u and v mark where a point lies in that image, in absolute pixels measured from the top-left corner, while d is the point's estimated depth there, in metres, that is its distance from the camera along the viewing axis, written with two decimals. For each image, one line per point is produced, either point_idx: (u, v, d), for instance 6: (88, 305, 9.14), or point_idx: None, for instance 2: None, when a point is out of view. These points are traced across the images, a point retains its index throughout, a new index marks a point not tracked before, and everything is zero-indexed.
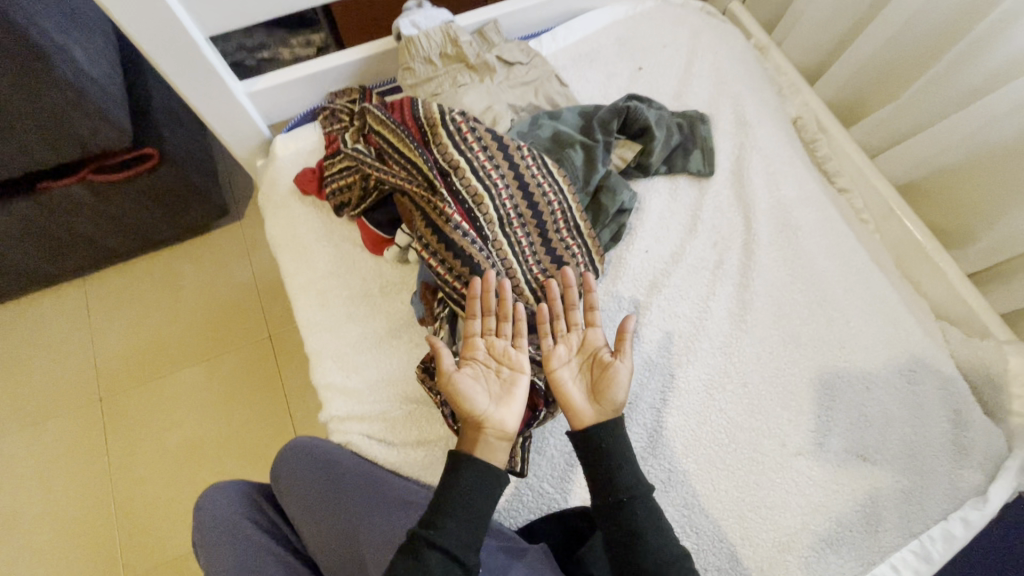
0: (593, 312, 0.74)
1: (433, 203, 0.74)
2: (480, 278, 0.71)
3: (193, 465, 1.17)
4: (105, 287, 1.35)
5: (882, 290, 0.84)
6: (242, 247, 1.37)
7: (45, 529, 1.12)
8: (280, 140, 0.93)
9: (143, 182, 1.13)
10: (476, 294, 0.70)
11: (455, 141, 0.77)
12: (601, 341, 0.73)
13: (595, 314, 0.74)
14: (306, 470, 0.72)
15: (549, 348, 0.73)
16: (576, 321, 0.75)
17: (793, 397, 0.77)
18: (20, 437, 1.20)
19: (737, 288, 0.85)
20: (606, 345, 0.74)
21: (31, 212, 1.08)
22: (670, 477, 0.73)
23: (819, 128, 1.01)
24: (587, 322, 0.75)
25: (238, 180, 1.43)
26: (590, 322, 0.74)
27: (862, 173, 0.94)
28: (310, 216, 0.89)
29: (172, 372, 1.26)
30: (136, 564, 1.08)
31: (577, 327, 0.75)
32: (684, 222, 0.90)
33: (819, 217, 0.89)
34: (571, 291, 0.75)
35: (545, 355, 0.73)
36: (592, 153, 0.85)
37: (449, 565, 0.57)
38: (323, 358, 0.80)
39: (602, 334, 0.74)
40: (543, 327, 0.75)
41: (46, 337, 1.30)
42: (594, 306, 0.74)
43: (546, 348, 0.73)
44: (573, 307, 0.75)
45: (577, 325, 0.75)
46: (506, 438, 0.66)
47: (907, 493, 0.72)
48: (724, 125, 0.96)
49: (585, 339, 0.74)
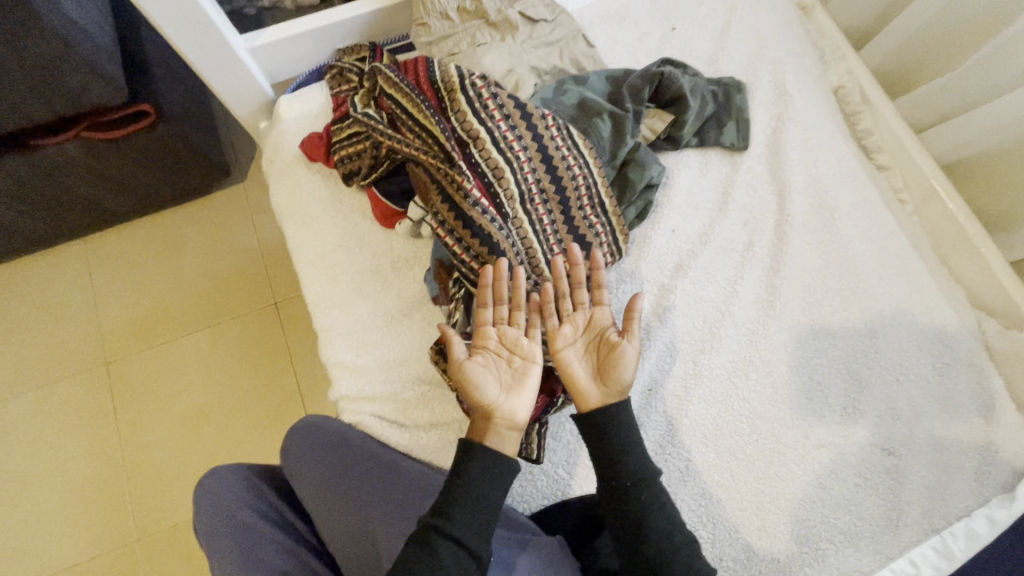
0: (601, 291, 0.71)
1: (451, 176, 0.70)
2: (494, 265, 0.68)
3: (200, 432, 1.16)
4: (104, 249, 1.31)
5: (920, 277, 0.79)
6: (245, 211, 1.33)
7: (57, 490, 1.13)
8: (284, 101, 0.87)
9: (140, 141, 1.08)
10: (487, 283, 0.67)
11: (474, 109, 0.71)
12: (608, 320, 0.70)
13: (603, 292, 0.71)
14: (315, 455, 0.70)
15: (554, 328, 0.70)
16: (583, 299, 0.71)
17: (819, 386, 0.74)
18: (29, 399, 1.19)
19: (767, 273, 0.80)
20: (613, 324, 0.71)
21: (24, 170, 1.03)
22: (688, 466, 0.71)
23: (862, 99, 0.92)
24: (594, 300, 0.71)
25: (241, 140, 1.37)
26: (597, 300, 0.71)
27: (905, 148, 0.87)
28: (317, 184, 0.84)
29: (176, 338, 1.23)
30: (147, 527, 1.10)
31: (583, 306, 0.71)
32: (713, 199, 0.85)
33: (857, 197, 0.84)
34: (577, 268, 0.71)
35: (550, 335, 0.70)
36: (620, 124, 0.79)
37: (463, 557, 0.56)
38: (332, 336, 0.77)
39: (609, 313, 0.70)
40: (548, 307, 0.70)
41: (47, 299, 1.27)
42: (603, 283, 0.70)
43: (551, 328, 0.70)
44: (580, 285, 0.71)
45: (583, 304, 0.71)
46: (517, 428, 0.64)
47: (930, 488, 0.69)
48: (762, 94, 0.90)
49: (591, 319, 0.71)
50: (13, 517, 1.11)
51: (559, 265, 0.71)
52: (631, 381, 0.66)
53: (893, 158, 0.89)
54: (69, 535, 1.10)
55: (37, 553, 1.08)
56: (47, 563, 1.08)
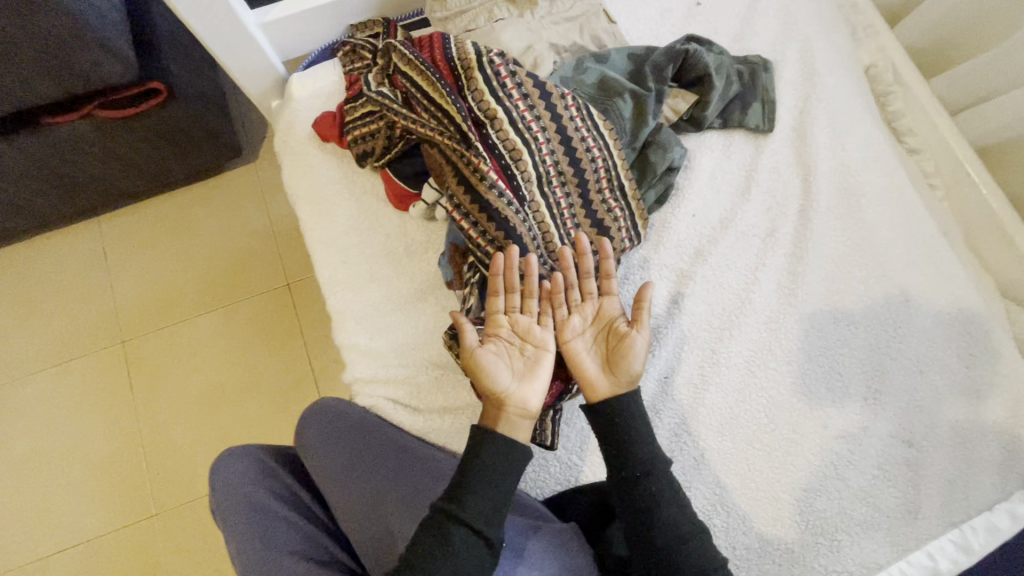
0: (610, 280, 0.69)
1: (467, 158, 0.68)
2: (505, 253, 0.67)
3: (215, 410, 1.18)
4: (119, 228, 1.31)
5: (948, 264, 0.76)
6: (257, 191, 1.32)
7: (77, 464, 1.15)
8: (296, 79, 0.85)
9: (152, 120, 1.06)
10: (498, 271, 0.65)
11: (492, 87, 0.69)
12: (617, 310, 0.69)
13: (612, 281, 0.69)
14: (330, 437, 0.70)
15: (563, 318, 0.69)
16: (592, 289, 0.70)
17: (839, 375, 0.72)
18: (49, 376, 1.21)
19: (790, 259, 0.78)
20: (623, 313, 0.70)
21: (37, 148, 1.03)
22: (703, 454, 0.70)
23: (895, 79, 0.89)
24: (603, 289, 0.70)
25: (252, 119, 1.35)
26: (606, 290, 0.70)
27: (938, 130, 0.84)
28: (330, 165, 0.83)
29: (190, 318, 1.24)
30: (165, 501, 1.12)
31: (591, 296, 0.70)
32: (736, 183, 0.82)
33: (886, 181, 0.81)
34: (585, 260, 0.70)
35: (558, 325, 0.69)
36: (642, 104, 0.77)
37: (475, 541, 0.56)
38: (346, 319, 0.76)
39: (618, 302, 0.69)
40: (556, 298, 0.69)
41: (64, 278, 1.28)
42: (612, 273, 0.69)
43: (560, 318, 0.69)
44: (589, 274, 0.70)
45: (592, 293, 0.70)
46: (529, 416, 0.64)
47: (952, 482, 0.67)
48: (790, 74, 0.86)
49: (600, 309, 0.69)
50: (36, 489, 1.14)
51: (567, 255, 0.70)
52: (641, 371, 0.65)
53: (924, 141, 0.86)
54: (90, 508, 1.13)
55: (60, 524, 1.12)
56: (69, 534, 1.11)
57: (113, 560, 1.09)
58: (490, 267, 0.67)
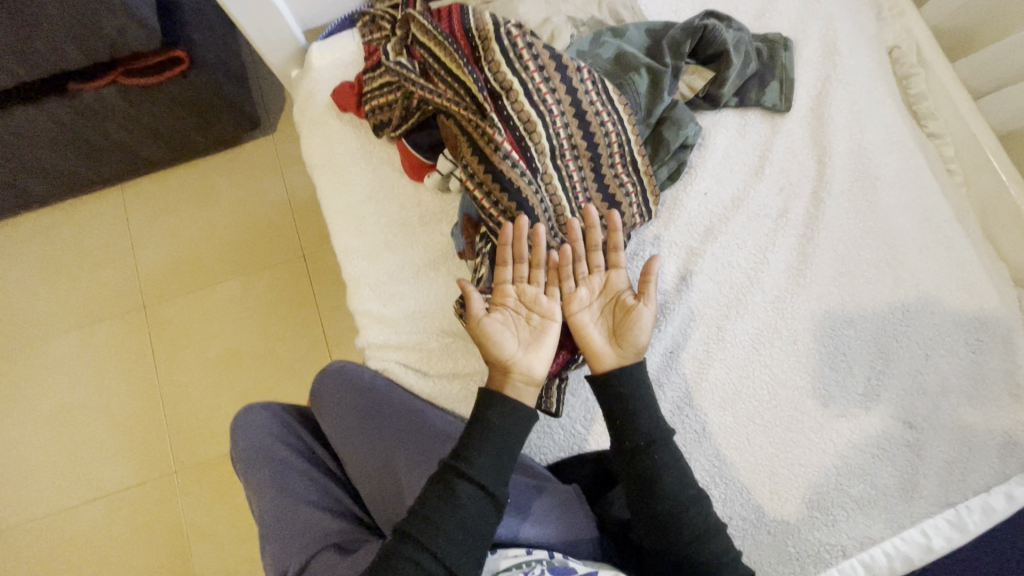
0: (617, 254, 0.70)
1: (482, 128, 0.68)
2: (513, 223, 0.68)
3: (232, 372, 1.22)
4: (141, 196, 1.34)
5: (962, 250, 0.76)
6: (275, 162, 1.34)
7: (101, 422, 1.21)
8: (316, 49, 0.87)
9: (174, 90, 1.08)
10: (506, 241, 0.67)
11: (509, 59, 0.70)
12: (624, 283, 0.70)
13: (620, 255, 0.70)
14: (343, 394, 0.74)
15: (570, 291, 0.70)
16: (599, 262, 0.71)
17: (844, 356, 0.73)
18: (75, 337, 1.26)
19: (800, 240, 0.78)
20: (629, 287, 0.71)
21: (64, 113, 1.06)
22: (704, 428, 0.72)
23: (918, 60, 0.87)
24: (610, 263, 0.71)
25: (271, 90, 1.37)
26: (614, 263, 0.71)
27: (960, 114, 0.82)
28: (347, 134, 0.84)
29: (209, 286, 1.28)
30: (185, 459, 1.17)
31: (598, 268, 0.71)
32: (750, 162, 0.82)
33: (902, 164, 0.80)
34: (593, 232, 0.71)
35: (565, 297, 0.70)
36: (658, 79, 0.76)
37: (480, 499, 0.58)
38: (361, 286, 0.79)
39: (625, 276, 0.70)
40: (564, 270, 0.70)
41: (88, 242, 1.32)
42: (619, 247, 0.70)
43: (567, 291, 0.70)
44: (596, 247, 0.71)
45: (599, 267, 0.71)
46: (533, 383, 0.66)
47: (949, 463, 0.68)
48: (810, 53, 0.86)
49: (607, 282, 0.71)
50: (63, 444, 1.20)
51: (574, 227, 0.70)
52: (647, 344, 0.67)
53: (946, 125, 0.84)
54: (113, 463, 1.18)
55: (85, 477, 1.17)
56: (93, 487, 1.17)
57: (136, 512, 1.15)
58: (499, 237, 0.68)
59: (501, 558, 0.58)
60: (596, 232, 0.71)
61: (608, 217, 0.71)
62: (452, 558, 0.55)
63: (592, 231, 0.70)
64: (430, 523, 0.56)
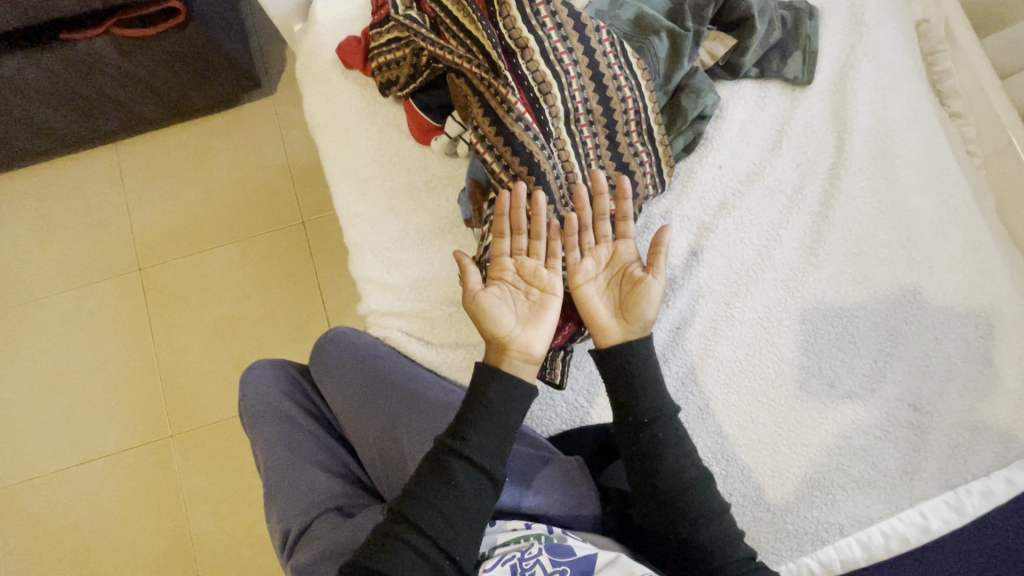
0: (624, 224, 0.67)
1: (495, 87, 0.66)
2: (509, 193, 0.66)
3: (229, 338, 1.20)
4: (135, 155, 1.31)
5: (978, 233, 0.74)
6: (275, 124, 1.30)
7: (97, 383, 1.20)
8: (321, 2, 0.84)
9: (170, 44, 1.04)
10: (502, 210, 0.65)
11: (525, 15, 0.67)
12: (632, 255, 0.67)
13: (628, 224, 0.67)
14: (344, 359, 0.72)
15: (575, 262, 0.67)
16: (606, 232, 0.67)
17: (852, 337, 0.72)
18: (70, 298, 1.24)
19: (814, 218, 0.77)
20: (638, 259, 0.67)
21: (57, 65, 1.02)
22: (708, 405, 0.71)
23: (946, 36, 0.84)
24: (618, 233, 0.67)
25: (271, 49, 1.32)
26: (621, 233, 0.67)
27: (986, 94, 0.80)
28: (353, 93, 0.81)
29: (206, 250, 1.25)
30: (181, 423, 1.17)
31: (605, 239, 0.68)
32: (768, 135, 0.80)
33: (923, 144, 0.78)
34: (600, 200, 0.67)
35: (570, 270, 0.67)
36: (678, 44, 0.74)
37: (478, 476, 0.57)
38: (363, 251, 0.77)
39: (634, 247, 0.67)
40: (569, 240, 0.67)
41: (81, 201, 1.29)
42: (628, 216, 0.67)
43: (571, 263, 0.67)
44: (604, 216, 0.67)
45: (606, 237, 0.68)
46: (532, 361, 0.63)
47: (952, 447, 0.68)
48: (835, 23, 0.83)
49: (615, 253, 0.67)
50: (59, 405, 1.19)
51: (583, 194, 0.67)
52: (654, 318, 0.64)
53: (969, 105, 0.82)
54: (109, 425, 1.17)
55: (80, 439, 1.17)
56: (89, 448, 1.16)
57: (132, 474, 1.15)
58: (494, 209, 0.66)
59: (499, 533, 0.59)
60: (603, 199, 0.67)
61: (617, 182, 0.68)
62: (446, 540, 0.54)
63: (598, 196, 0.66)
64: (423, 502, 0.55)
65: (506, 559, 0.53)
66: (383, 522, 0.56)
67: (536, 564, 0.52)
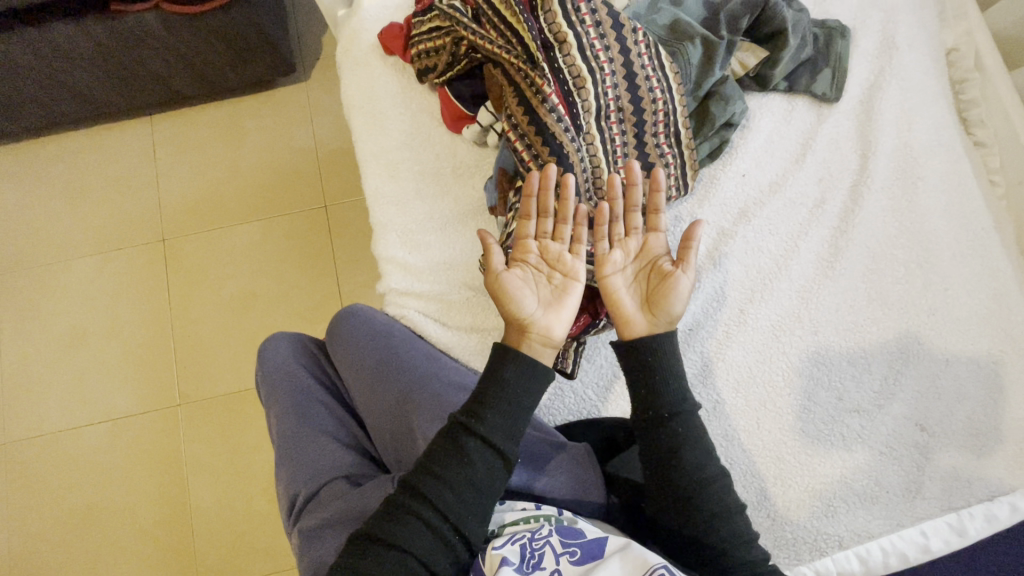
0: (657, 216, 0.68)
1: (531, 78, 0.68)
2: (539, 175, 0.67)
3: (244, 313, 1.23)
4: (169, 129, 1.34)
5: (997, 260, 0.74)
6: (306, 108, 1.33)
7: (112, 348, 1.22)
8: None
9: (215, 23, 1.08)
10: (531, 192, 0.66)
11: (566, 11, 0.69)
12: (662, 249, 0.68)
13: (659, 217, 0.68)
14: (361, 335, 0.74)
15: (604, 252, 0.68)
16: (637, 224, 0.69)
17: (863, 353, 0.72)
18: (94, 261, 1.27)
19: (834, 233, 0.78)
20: (667, 254, 0.69)
21: (105, 35, 1.06)
22: (716, 407, 0.72)
23: (975, 65, 0.85)
24: (649, 226, 0.69)
25: (309, 36, 1.36)
26: (652, 226, 0.69)
27: (1012, 124, 0.80)
28: (389, 78, 0.84)
29: (229, 226, 1.28)
30: (190, 393, 1.19)
31: (636, 231, 0.69)
32: (792, 149, 0.81)
33: (947, 169, 0.78)
34: (634, 190, 0.68)
35: (598, 259, 0.68)
36: (711, 51, 0.76)
37: (489, 454, 0.58)
38: (387, 231, 0.79)
39: (663, 241, 0.68)
40: (600, 229, 0.68)
41: (113, 169, 1.33)
42: (661, 209, 0.68)
43: (601, 252, 0.68)
44: (635, 208, 0.69)
45: (637, 228, 0.69)
46: (551, 344, 0.64)
47: (957, 470, 0.67)
48: (866, 44, 0.84)
49: (644, 245, 0.68)
50: (74, 365, 1.22)
51: (616, 183, 0.68)
52: (681, 313, 0.65)
53: (994, 135, 0.82)
54: (120, 389, 1.20)
55: (92, 400, 1.19)
56: (98, 410, 1.19)
57: (139, 438, 1.17)
58: (523, 191, 0.67)
59: (508, 511, 0.60)
60: (636, 190, 0.68)
61: (653, 176, 0.68)
62: (456, 513, 0.55)
63: (630, 186, 0.68)
64: (434, 475, 0.56)
65: (516, 538, 0.54)
66: (394, 492, 0.57)
67: (546, 544, 0.52)
